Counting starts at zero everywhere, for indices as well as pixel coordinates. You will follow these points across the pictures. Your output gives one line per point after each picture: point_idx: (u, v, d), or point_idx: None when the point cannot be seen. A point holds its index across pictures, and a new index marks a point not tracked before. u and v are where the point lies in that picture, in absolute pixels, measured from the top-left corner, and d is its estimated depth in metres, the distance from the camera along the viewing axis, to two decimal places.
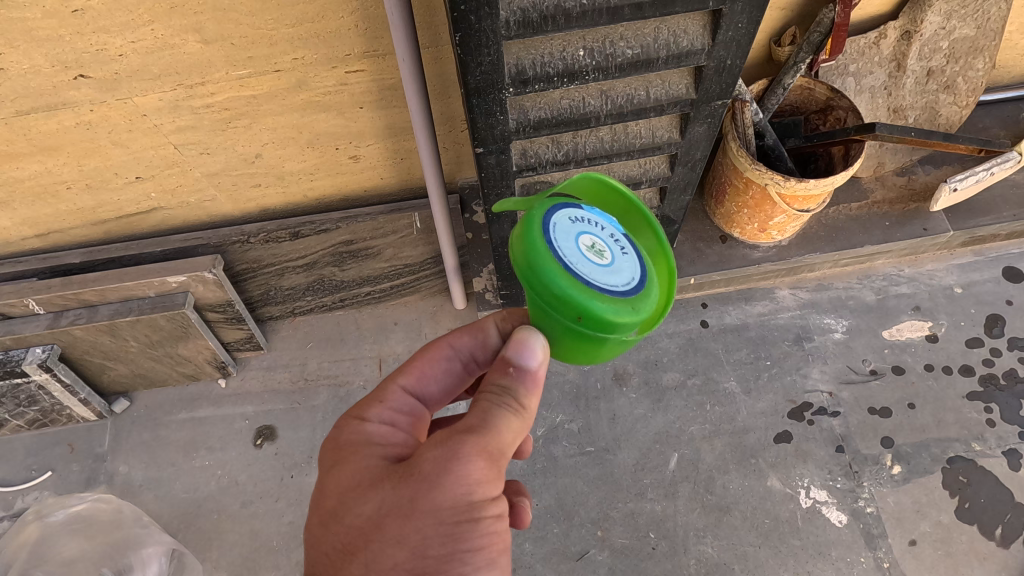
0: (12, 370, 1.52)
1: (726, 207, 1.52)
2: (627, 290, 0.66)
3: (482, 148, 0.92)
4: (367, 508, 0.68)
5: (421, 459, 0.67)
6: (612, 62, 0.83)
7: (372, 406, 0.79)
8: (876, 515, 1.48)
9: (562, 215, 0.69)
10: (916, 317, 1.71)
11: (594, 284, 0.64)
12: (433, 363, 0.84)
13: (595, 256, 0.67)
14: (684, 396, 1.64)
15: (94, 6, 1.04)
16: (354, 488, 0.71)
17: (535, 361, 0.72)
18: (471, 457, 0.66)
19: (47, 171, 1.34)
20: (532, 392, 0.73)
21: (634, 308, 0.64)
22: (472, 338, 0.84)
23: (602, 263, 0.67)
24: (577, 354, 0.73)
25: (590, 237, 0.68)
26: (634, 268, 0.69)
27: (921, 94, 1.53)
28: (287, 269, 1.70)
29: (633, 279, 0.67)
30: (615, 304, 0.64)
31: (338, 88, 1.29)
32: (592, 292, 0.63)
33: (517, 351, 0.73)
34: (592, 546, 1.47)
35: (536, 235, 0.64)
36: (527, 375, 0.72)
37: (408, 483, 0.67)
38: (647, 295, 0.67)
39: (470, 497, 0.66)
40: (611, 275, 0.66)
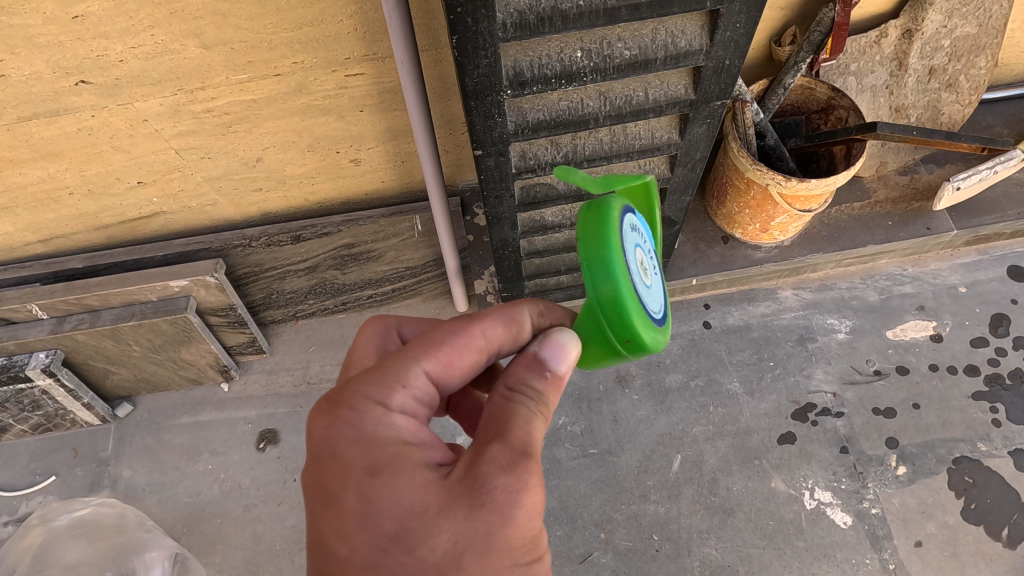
0: (16, 375, 1.53)
1: (727, 207, 1.52)
2: (657, 321, 0.74)
3: (480, 150, 0.92)
4: (441, 541, 0.63)
5: (493, 487, 0.64)
6: (610, 63, 0.83)
7: (396, 392, 0.71)
8: (881, 517, 1.47)
9: (630, 223, 0.73)
10: (921, 316, 1.70)
11: (644, 310, 0.71)
12: (464, 352, 0.77)
13: (642, 278, 0.74)
14: (686, 397, 1.63)
15: (94, 12, 1.05)
16: (418, 513, 0.64)
17: (563, 365, 0.75)
18: (540, 486, 0.66)
19: (49, 177, 1.35)
20: (557, 397, 0.75)
21: (661, 338, 0.74)
22: (502, 330, 0.80)
23: (645, 287, 0.75)
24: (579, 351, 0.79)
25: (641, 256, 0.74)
26: (658, 297, 0.78)
27: (922, 93, 1.52)
28: (289, 272, 1.70)
29: (657, 309, 0.77)
30: (653, 332, 0.72)
31: (338, 91, 1.29)
32: (644, 318, 0.71)
33: (549, 351, 0.75)
34: (596, 548, 1.47)
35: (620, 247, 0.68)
36: (556, 382, 0.74)
37: (481, 515, 0.64)
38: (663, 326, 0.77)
39: (534, 528, 0.67)
40: (649, 301, 0.75)
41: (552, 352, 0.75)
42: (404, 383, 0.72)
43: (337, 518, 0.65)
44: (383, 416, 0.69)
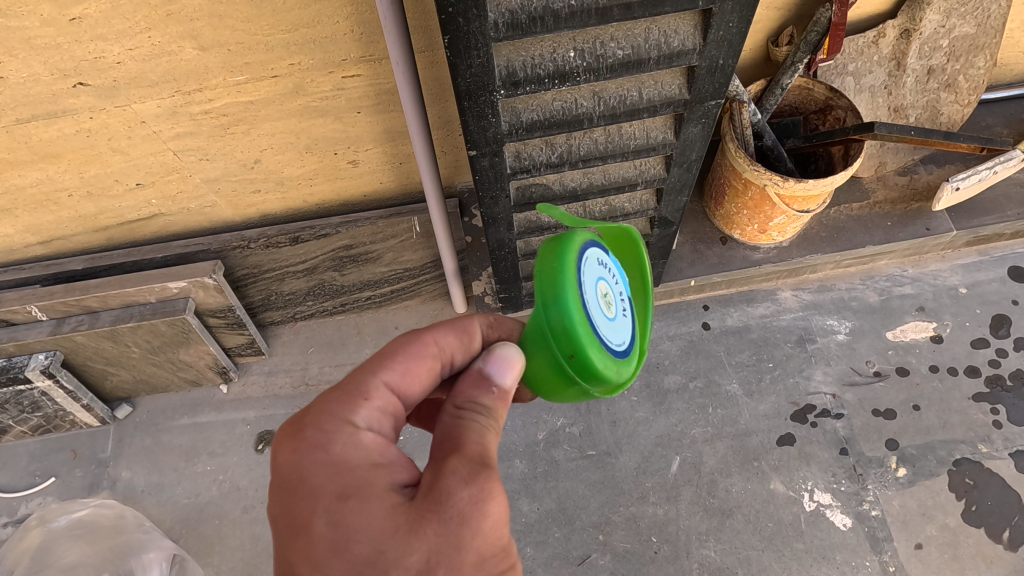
0: (15, 377, 1.53)
1: (726, 208, 1.51)
2: (615, 350, 0.71)
3: (475, 151, 0.92)
4: (412, 561, 0.63)
5: (459, 500, 0.65)
6: (603, 63, 0.82)
7: (360, 408, 0.73)
8: (881, 519, 1.47)
9: (595, 253, 0.72)
10: (921, 317, 1.70)
11: (600, 337, 0.69)
12: (420, 361, 0.79)
13: (605, 308, 0.72)
14: (685, 399, 1.63)
15: (91, 14, 1.05)
16: (389, 535, 0.64)
17: (509, 378, 0.76)
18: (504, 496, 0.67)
19: (48, 178, 1.35)
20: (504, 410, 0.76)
21: (619, 371, 0.70)
22: (456, 338, 0.83)
23: (608, 317, 0.72)
24: (542, 382, 0.76)
25: (605, 285, 0.73)
26: (625, 333, 0.75)
27: (921, 93, 1.51)
28: (287, 274, 1.70)
29: (622, 344, 0.74)
30: (609, 361, 0.69)
31: (334, 93, 1.29)
32: (600, 344, 0.68)
33: (494, 365, 0.75)
34: (594, 550, 1.46)
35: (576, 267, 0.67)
36: (505, 395, 0.76)
37: (449, 527, 0.64)
38: (627, 364, 0.73)
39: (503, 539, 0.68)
40: (612, 333, 0.72)
41: (499, 367, 0.75)
42: (366, 397, 0.74)
43: (306, 549, 0.64)
44: (349, 436, 0.70)
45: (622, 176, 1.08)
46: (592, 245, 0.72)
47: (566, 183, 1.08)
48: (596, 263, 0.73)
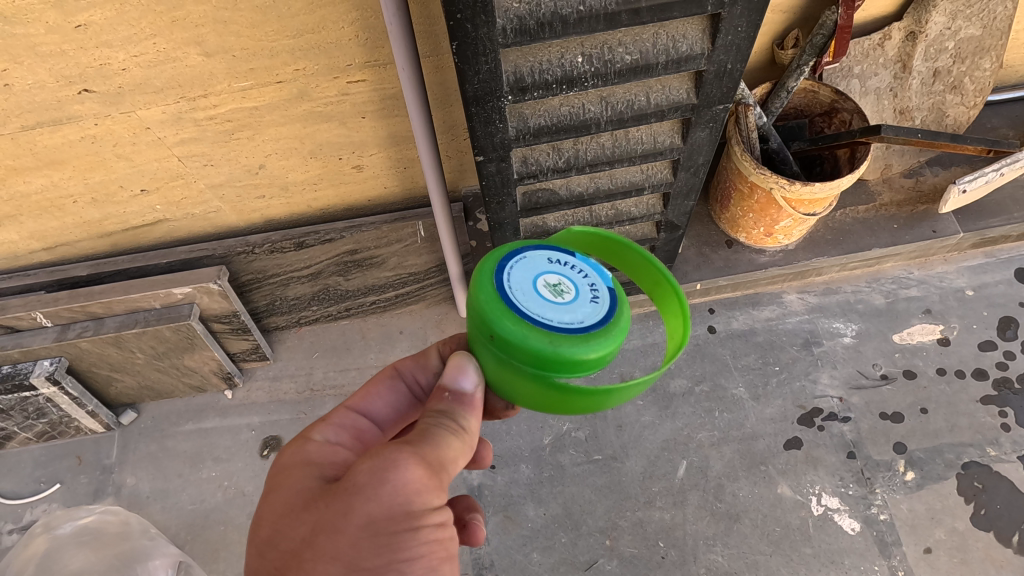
0: (20, 384, 1.53)
1: (731, 211, 1.51)
2: (556, 325, 0.66)
3: (482, 157, 0.92)
4: (301, 530, 0.68)
5: (354, 473, 0.67)
6: (611, 68, 0.82)
7: (315, 426, 0.80)
8: (890, 523, 1.46)
9: (539, 254, 0.74)
10: (928, 319, 1.69)
11: (524, 312, 0.66)
12: (377, 383, 0.87)
13: (548, 293, 0.69)
14: (691, 403, 1.62)
15: (97, 21, 1.05)
16: (287, 512, 0.70)
17: (471, 384, 0.74)
18: (406, 465, 0.67)
19: (53, 185, 1.35)
20: (472, 414, 0.74)
21: (554, 341, 0.64)
22: (416, 361, 0.87)
23: (552, 299, 0.68)
24: (525, 399, 0.72)
25: (561, 279, 0.71)
26: (592, 315, 0.68)
27: (927, 95, 1.51)
28: (292, 279, 1.70)
29: (581, 322, 0.67)
30: (537, 332, 0.65)
31: (339, 98, 1.29)
32: (519, 317, 0.66)
33: (452, 376, 0.74)
34: (601, 555, 1.46)
35: (491, 262, 0.71)
36: (464, 399, 0.74)
37: (340, 497, 0.67)
38: (589, 341, 0.65)
39: (407, 507, 0.66)
40: (556, 311, 0.67)
41: (461, 376, 0.74)
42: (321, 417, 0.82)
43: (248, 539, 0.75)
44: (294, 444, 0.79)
45: (629, 180, 1.08)
46: (533, 248, 0.74)
47: (573, 188, 1.08)
48: (546, 263, 0.73)
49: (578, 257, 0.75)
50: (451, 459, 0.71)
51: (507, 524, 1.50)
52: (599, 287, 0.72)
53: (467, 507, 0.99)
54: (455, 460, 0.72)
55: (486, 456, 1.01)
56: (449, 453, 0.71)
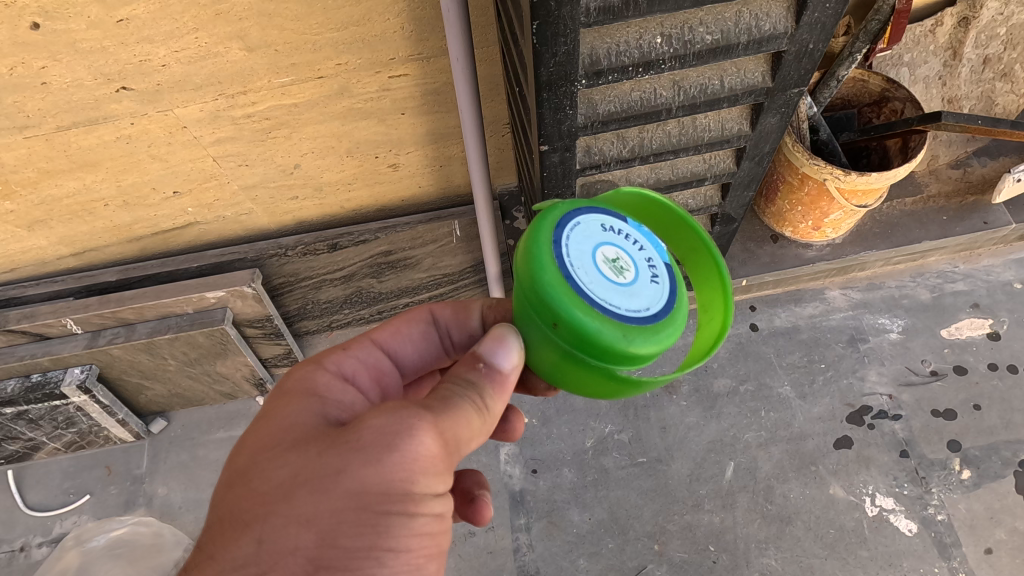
0: (51, 393, 1.49)
1: (778, 205, 1.48)
2: (630, 316, 0.61)
3: (547, 146, 0.89)
4: (279, 473, 0.65)
5: (361, 428, 0.64)
6: (690, 49, 0.80)
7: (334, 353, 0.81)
8: (948, 523, 1.41)
9: (591, 218, 0.67)
10: (976, 314, 1.65)
11: (594, 299, 0.61)
12: (412, 325, 0.88)
13: (608, 271, 0.64)
14: (737, 402, 1.58)
15: (139, 15, 1.02)
16: (271, 446, 0.67)
17: (508, 362, 0.68)
18: (420, 436, 0.63)
19: (85, 187, 1.31)
20: (501, 394, 0.69)
21: (627, 334, 0.60)
22: (453, 312, 0.88)
23: (615, 279, 0.63)
24: (565, 379, 0.67)
25: (621, 252, 0.66)
26: (655, 299, 0.64)
27: (976, 83, 1.52)
28: (324, 282, 1.66)
29: (648, 309, 0.63)
30: (610, 324, 0.60)
31: (380, 94, 1.26)
32: (590, 305, 0.60)
33: (491, 347, 0.68)
34: (650, 560, 1.41)
35: (550, 229, 0.63)
36: (498, 376, 0.68)
37: (337, 452, 0.63)
38: (658, 333, 0.62)
39: (407, 486, 0.62)
40: (622, 296, 0.62)
41: (500, 354, 0.68)
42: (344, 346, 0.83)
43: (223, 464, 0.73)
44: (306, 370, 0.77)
45: (690, 171, 1.06)
46: (586, 211, 0.66)
47: (633, 179, 1.06)
48: (603, 232, 0.67)
49: (629, 223, 0.69)
50: (463, 438, 0.66)
51: (551, 530, 1.46)
52: (655, 262, 0.68)
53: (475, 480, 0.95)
54: (470, 440, 0.67)
55: (517, 427, 0.98)
56: (462, 432, 0.66)
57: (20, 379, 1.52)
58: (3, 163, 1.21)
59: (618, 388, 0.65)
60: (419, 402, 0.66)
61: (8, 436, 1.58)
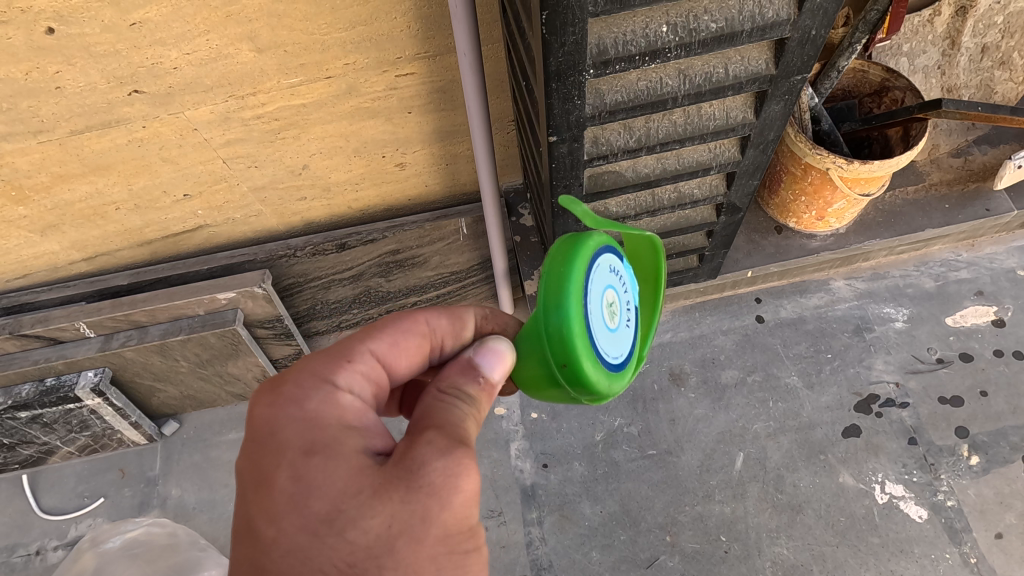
0: (65, 396, 1.51)
1: (781, 195, 1.50)
2: (611, 362, 0.71)
3: (556, 137, 0.91)
4: (374, 525, 0.61)
5: (432, 471, 0.63)
6: (695, 37, 0.83)
7: (342, 370, 0.72)
8: (958, 509, 1.42)
9: (605, 260, 0.72)
10: (980, 301, 1.67)
11: (598, 349, 0.69)
12: (408, 336, 0.78)
13: (607, 317, 0.72)
14: (745, 394, 1.59)
15: (151, 18, 1.03)
16: (351, 495, 0.62)
17: (497, 371, 0.74)
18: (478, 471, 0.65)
19: (97, 192, 1.33)
20: (490, 400, 0.74)
21: (611, 381, 0.70)
22: (450, 322, 0.81)
23: (609, 326, 0.72)
24: (533, 388, 0.76)
25: (613, 294, 0.73)
26: (624, 345, 0.75)
27: (975, 72, 1.56)
28: (333, 282, 1.68)
29: (620, 355, 0.74)
30: (603, 372, 0.69)
31: (387, 92, 1.28)
32: (595, 355, 0.68)
33: (486, 358, 0.74)
34: (662, 552, 1.42)
35: (583, 273, 0.67)
36: (491, 386, 0.73)
37: (416, 496, 0.62)
38: (624, 377, 0.74)
39: (473, 516, 0.65)
40: (610, 344, 0.72)
41: (487, 359, 0.74)
42: (349, 358, 0.73)
43: (259, 502, 0.64)
44: (327, 394, 0.69)
45: (696, 160, 1.08)
46: (601, 252, 0.71)
47: (639, 169, 1.08)
48: (608, 271, 0.73)
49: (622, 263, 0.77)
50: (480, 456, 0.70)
51: (564, 524, 1.47)
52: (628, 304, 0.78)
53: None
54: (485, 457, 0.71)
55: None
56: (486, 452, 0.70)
57: (35, 383, 1.53)
58: (18, 168, 1.22)
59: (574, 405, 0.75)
60: (457, 426, 0.68)
61: (23, 440, 1.59)
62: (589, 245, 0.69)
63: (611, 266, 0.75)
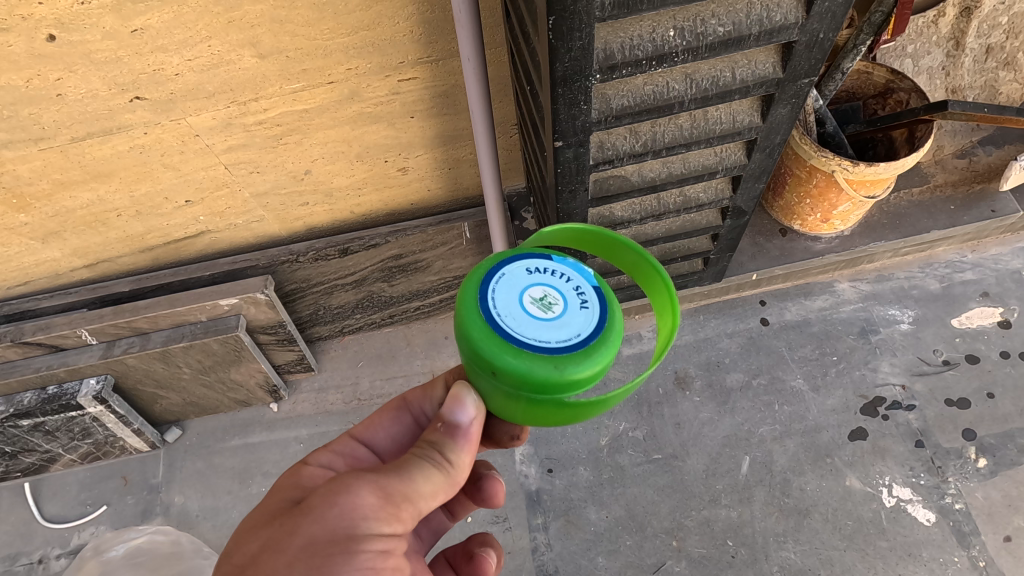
0: (67, 404, 1.50)
1: (786, 198, 1.50)
2: (557, 346, 0.65)
3: (562, 142, 0.91)
4: (251, 546, 0.71)
5: (313, 495, 0.70)
6: (703, 41, 0.82)
7: (318, 452, 0.85)
8: (966, 512, 1.41)
9: (516, 266, 0.72)
10: (986, 303, 1.66)
11: (522, 341, 0.65)
12: (384, 413, 0.90)
13: (536, 311, 0.68)
14: (750, 397, 1.58)
15: (153, 25, 1.03)
16: (255, 526, 0.73)
17: (467, 418, 0.72)
18: (362, 491, 0.69)
19: (99, 199, 1.32)
20: (465, 447, 0.74)
21: (559, 365, 0.64)
22: (421, 391, 0.89)
23: (542, 316, 0.68)
24: (534, 421, 0.71)
25: (540, 291, 0.70)
26: (585, 326, 0.68)
27: (979, 73, 1.56)
28: (336, 287, 1.68)
29: (578, 336, 0.67)
30: (539, 360, 0.64)
31: (390, 97, 1.27)
32: (519, 348, 0.65)
33: (451, 408, 0.72)
34: (669, 557, 1.41)
35: (474, 289, 0.69)
36: (457, 430, 0.72)
37: (293, 517, 0.70)
38: (591, 356, 0.65)
39: (352, 531, 0.67)
40: (552, 331, 0.66)
41: (461, 412, 0.72)
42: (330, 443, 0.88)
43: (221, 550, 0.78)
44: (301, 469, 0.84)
45: (702, 164, 1.08)
46: (509, 262, 0.72)
47: (644, 173, 1.07)
48: (529, 275, 0.72)
49: (556, 260, 0.74)
50: (422, 495, 0.71)
51: (569, 529, 1.46)
52: (584, 289, 0.72)
53: (479, 540, 0.95)
54: (428, 496, 0.72)
55: (498, 493, 0.95)
56: (419, 488, 0.71)
57: (36, 391, 1.52)
58: (19, 176, 1.21)
59: (572, 415, 0.67)
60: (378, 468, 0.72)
61: (24, 448, 1.59)
62: (482, 267, 0.72)
63: (540, 270, 0.73)
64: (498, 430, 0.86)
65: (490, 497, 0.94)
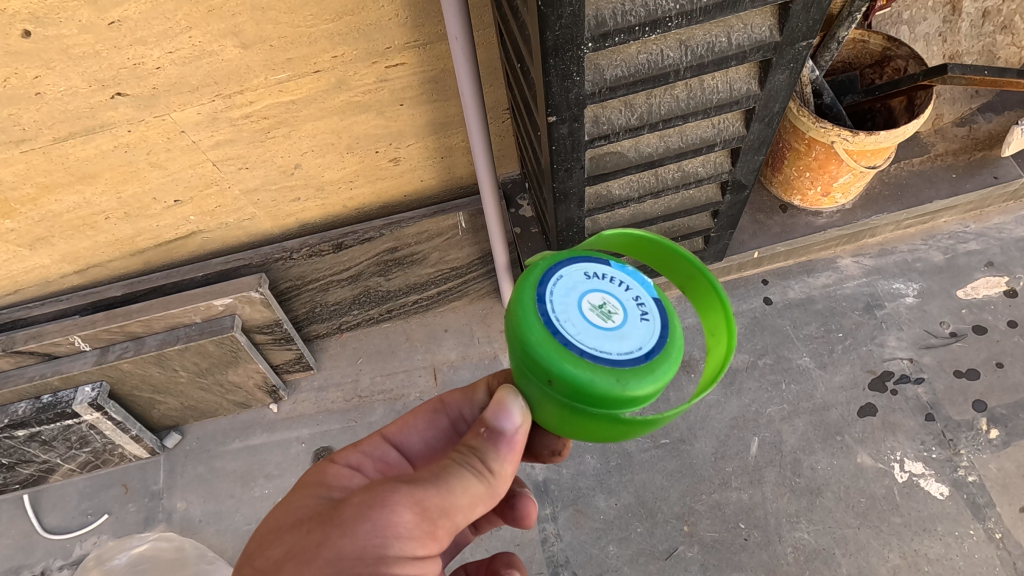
0: (63, 413, 1.47)
1: (785, 172, 1.48)
2: (619, 359, 0.62)
3: (556, 117, 0.88)
4: (275, 552, 0.68)
5: (346, 505, 0.68)
6: (696, 4, 0.80)
7: (347, 451, 0.84)
8: (980, 484, 1.39)
9: (573, 269, 0.69)
10: (991, 273, 1.64)
11: (583, 349, 0.62)
12: (419, 416, 0.89)
13: (596, 318, 0.65)
14: (756, 376, 1.56)
15: (131, 16, 1.00)
16: (281, 528, 0.71)
17: (511, 425, 0.70)
18: (400, 508, 0.66)
19: (86, 201, 1.29)
20: (507, 456, 0.71)
21: (621, 379, 0.61)
22: (463, 397, 0.88)
23: (604, 325, 0.64)
24: (582, 434, 0.68)
25: (601, 299, 0.67)
26: (646, 338, 0.65)
27: (977, 37, 1.54)
28: (332, 283, 1.65)
29: (639, 349, 0.64)
30: (601, 372, 0.61)
31: (378, 85, 1.24)
32: (578, 356, 0.62)
33: (494, 414, 0.70)
34: (680, 542, 1.39)
35: (530, 289, 0.66)
36: (499, 438, 0.70)
37: (322, 527, 0.67)
38: (653, 372, 0.63)
39: (383, 551, 0.64)
40: (612, 341, 0.63)
41: (505, 420, 0.70)
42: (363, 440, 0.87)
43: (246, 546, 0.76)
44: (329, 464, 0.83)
45: (699, 137, 1.06)
46: (565, 265, 0.69)
47: (641, 149, 1.05)
48: (588, 280, 0.69)
49: (614, 267, 0.71)
50: (459, 508, 0.68)
51: (578, 518, 1.43)
52: (644, 300, 0.69)
53: (504, 560, 0.90)
54: (465, 509, 0.69)
55: (531, 512, 0.91)
56: (458, 500, 0.68)
57: (31, 401, 1.49)
58: (2, 180, 1.18)
59: (624, 429, 0.64)
60: (415, 478, 0.69)
61: (22, 460, 1.56)
62: (538, 266, 0.68)
63: (598, 274, 0.70)
64: (538, 445, 0.83)
65: (522, 513, 0.91)
